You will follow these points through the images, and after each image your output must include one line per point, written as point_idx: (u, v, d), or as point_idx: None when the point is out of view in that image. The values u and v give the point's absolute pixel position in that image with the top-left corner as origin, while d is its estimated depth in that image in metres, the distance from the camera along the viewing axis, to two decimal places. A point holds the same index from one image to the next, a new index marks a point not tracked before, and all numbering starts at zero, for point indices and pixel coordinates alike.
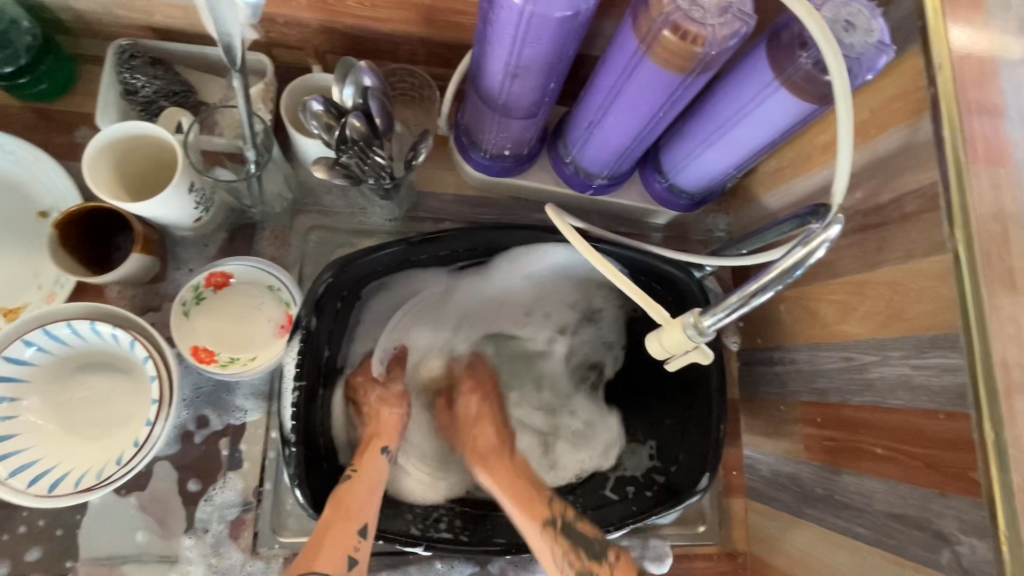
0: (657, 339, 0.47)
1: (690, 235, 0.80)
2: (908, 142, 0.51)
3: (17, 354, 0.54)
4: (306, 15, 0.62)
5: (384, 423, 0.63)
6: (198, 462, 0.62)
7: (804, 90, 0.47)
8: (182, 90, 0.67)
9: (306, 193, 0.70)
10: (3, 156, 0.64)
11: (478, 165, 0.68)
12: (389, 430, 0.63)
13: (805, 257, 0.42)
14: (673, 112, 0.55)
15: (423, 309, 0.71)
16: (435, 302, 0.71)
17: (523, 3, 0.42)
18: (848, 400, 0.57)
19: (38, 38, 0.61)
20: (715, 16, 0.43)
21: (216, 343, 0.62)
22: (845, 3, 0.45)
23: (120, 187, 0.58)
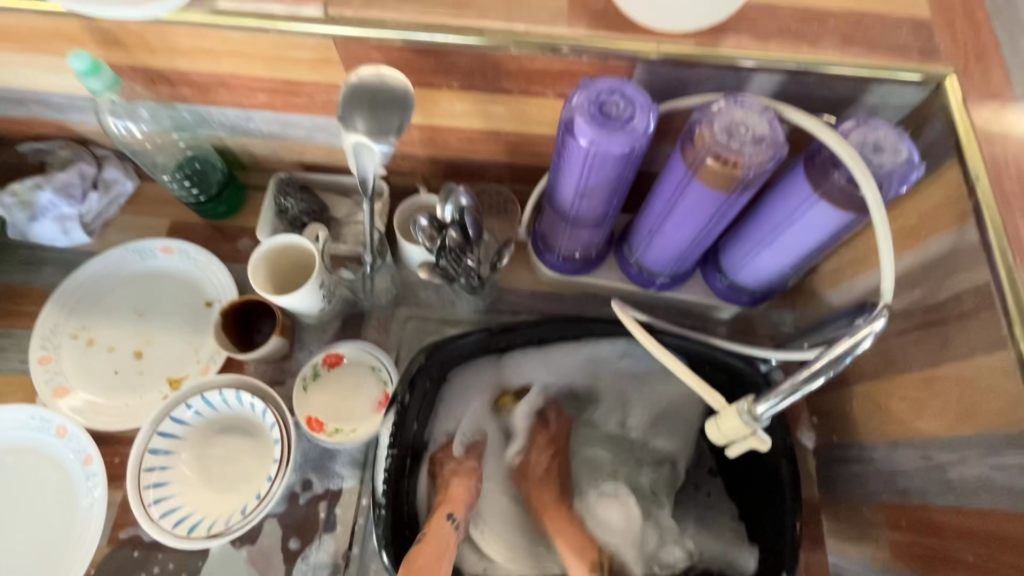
0: (716, 424, 0.51)
1: (756, 329, 0.82)
2: (957, 245, 0.54)
3: (181, 414, 0.67)
4: (419, 150, 0.79)
5: (456, 491, 0.69)
6: (300, 522, 0.71)
7: (842, 202, 0.54)
8: (319, 210, 0.84)
9: (406, 288, 0.83)
10: (187, 260, 0.84)
11: (553, 265, 0.78)
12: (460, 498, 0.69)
13: (853, 346, 0.46)
14: (725, 220, 0.63)
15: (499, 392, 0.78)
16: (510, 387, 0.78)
17: (588, 145, 0.53)
18: (932, 502, 0.55)
19: (226, 176, 0.84)
20: (751, 146, 0.51)
21: (325, 414, 0.73)
22: (871, 129, 0.52)
23: (270, 284, 0.73)
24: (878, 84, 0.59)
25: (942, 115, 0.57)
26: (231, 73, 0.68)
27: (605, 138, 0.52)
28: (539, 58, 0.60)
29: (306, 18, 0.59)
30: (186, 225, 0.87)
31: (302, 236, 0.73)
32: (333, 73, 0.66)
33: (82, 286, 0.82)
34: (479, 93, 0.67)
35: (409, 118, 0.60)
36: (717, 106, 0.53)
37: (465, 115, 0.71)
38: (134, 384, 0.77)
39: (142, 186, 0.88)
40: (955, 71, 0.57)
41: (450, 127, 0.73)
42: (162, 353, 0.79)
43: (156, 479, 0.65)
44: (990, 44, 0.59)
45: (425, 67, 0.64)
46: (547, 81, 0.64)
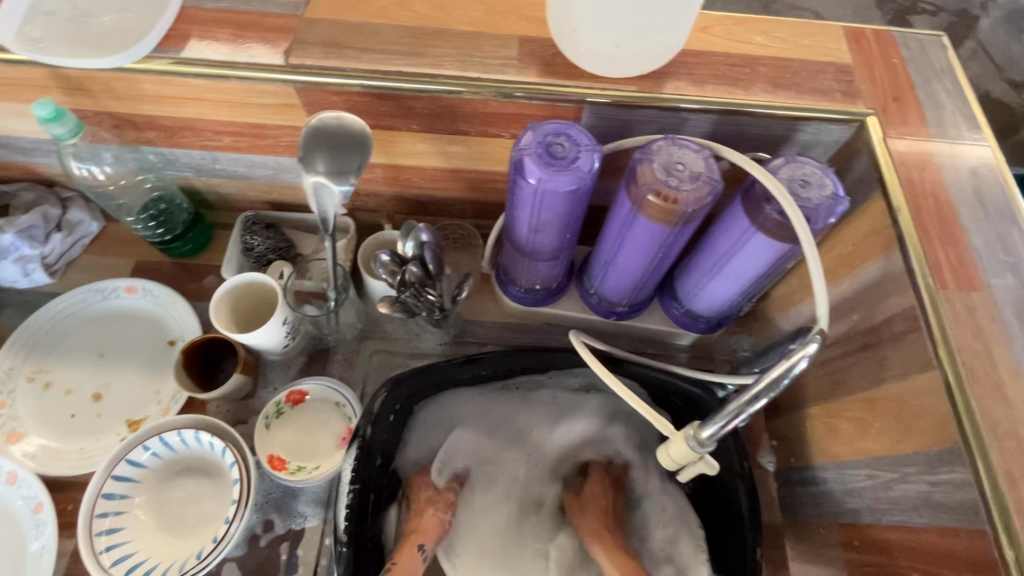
0: (667, 451, 0.52)
1: (715, 355, 0.85)
2: (886, 271, 0.58)
3: (137, 456, 0.66)
4: (383, 188, 0.81)
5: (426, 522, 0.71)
6: (261, 566, 0.69)
7: (777, 234, 0.57)
8: (285, 246, 0.85)
9: (372, 322, 0.84)
10: (151, 299, 0.83)
11: (516, 297, 0.80)
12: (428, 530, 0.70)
13: (789, 368, 0.48)
14: (673, 252, 0.65)
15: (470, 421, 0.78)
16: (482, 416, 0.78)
17: (537, 183, 0.56)
18: (879, 520, 0.57)
19: (192, 216, 0.84)
20: (689, 183, 0.55)
21: (288, 452, 0.73)
22: (799, 166, 0.56)
23: (233, 322, 0.73)
24: (807, 123, 0.64)
25: (866, 152, 0.62)
26: (197, 118, 0.70)
27: (551, 177, 0.55)
28: (492, 102, 0.64)
29: (269, 67, 0.62)
30: (151, 264, 0.87)
31: (264, 274, 0.73)
32: (297, 117, 0.69)
33: (40, 327, 0.81)
34: (438, 134, 0.70)
35: (367, 157, 0.63)
36: (656, 147, 0.56)
37: (426, 155, 0.74)
38: (91, 427, 0.75)
39: (108, 227, 0.88)
40: (875, 112, 0.62)
41: (412, 166, 0.76)
42: (122, 395, 0.78)
43: (109, 525, 0.63)
44: (907, 87, 0.64)
45: (384, 111, 0.66)
46: (502, 123, 0.67)
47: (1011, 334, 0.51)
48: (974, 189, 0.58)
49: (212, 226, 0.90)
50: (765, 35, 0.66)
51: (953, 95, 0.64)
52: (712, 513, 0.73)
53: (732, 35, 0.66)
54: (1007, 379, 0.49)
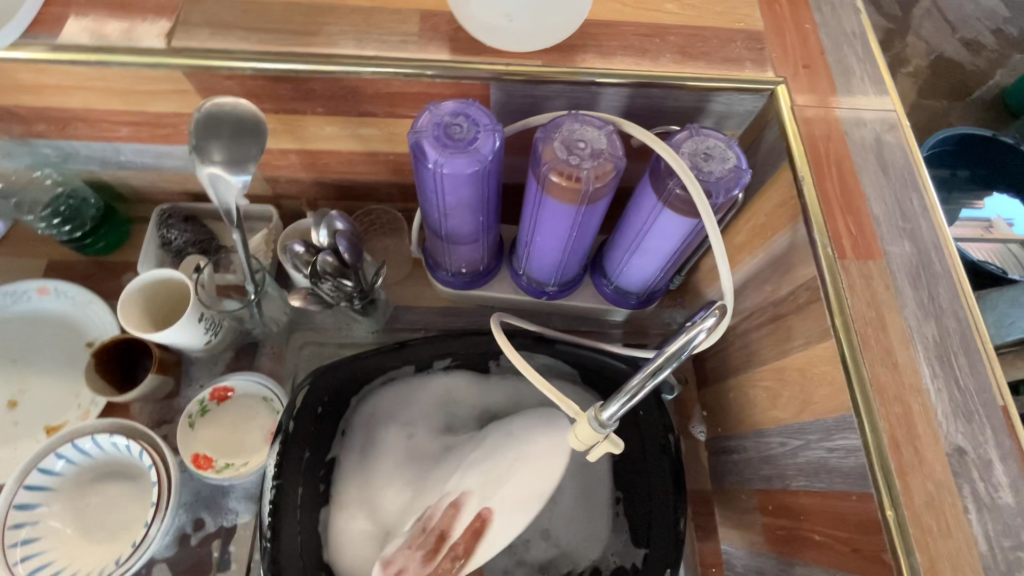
0: (573, 433, 0.52)
1: (649, 329, 0.85)
2: (792, 242, 0.58)
3: (50, 465, 0.64)
4: (302, 174, 0.79)
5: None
6: (192, 565, 0.69)
7: (683, 210, 0.56)
8: (206, 239, 0.83)
9: (300, 314, 0.82)
10: (65, 300, 0.80)
11: (445, 282, 0.79)
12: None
13: (687, 342, 0.49)
14: (589, 230, 0.65)
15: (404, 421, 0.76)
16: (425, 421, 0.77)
17: (435, 167, 0.54)
18: (788, 485, 0.58)
19: (103, 210, 0.80)
20: (589, 161, 0.53)
21: (214, 450, 0.71)
22: (702, 139, 0.55)
23: (146, 320, 0.71)
24: (718, 94, 0.63)
25: (776, 122, 0.61)
26: (86, 107, 0.66)
27: (449, 159, 0.54)
28: (394, 81, 0.61)
29: (151, 51, 0.58)
30: (66, 263, 0.83)
31: (175, 270, 0.70)
32: (192, 103, 0.65)
33: None
34: (346, 117, 0.67)
35: (264, 147, 0.60)
36: (557, 124, 0.55)
37: (338, 139, 0.71)
38: (6, 435, 0.73)
39: (15, 226, 0.84)
40: (785, 80, 0.61)
41: (327, 150, 0.73)
42: (39, 402, 0.75)
43: (25, 535, 0.62)
44: (817, 53, 0.64)
45: (284, 95, 0.64)
46: (409, 103, 0.65)
47: (904, 301, 0.51)
48: (878, 156, 0.58)
49: (127, 220, 0.86)
50: (676, 2, 0.64)
51: (864, 61, 0.64)
52: (636, 475, 0.72)
53: (642, 3, 0.64)
54: (897, 345, 0.50)
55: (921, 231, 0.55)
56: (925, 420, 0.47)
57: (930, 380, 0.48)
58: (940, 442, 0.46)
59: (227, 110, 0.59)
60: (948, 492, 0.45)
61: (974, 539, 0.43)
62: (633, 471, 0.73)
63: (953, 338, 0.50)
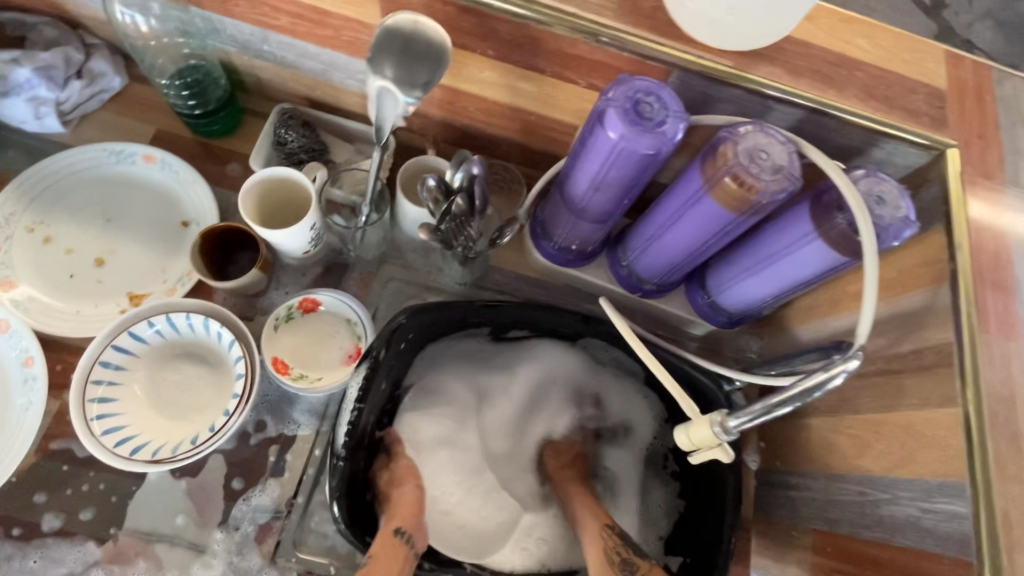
0: (685, 431, 0.53)
1: (723, 350, 0.86)
2: (928, 304, 0.58)
3: (141, 331, 0.64)
4: (434, 111, 0.77)
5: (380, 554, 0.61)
6: (247, 463, 0.69)
7: (838, 245, 0.56)
8: (320, 149, 0.82)
9: (394, 248, 0.82)
10: (169, 173, 0.79)
11: (547, 253, 0.79)
12: (412, 515, 0.65)
13: (824, 381, 0.49)
14: (724, 240, 0.65)
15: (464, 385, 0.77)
16: (482, 379, 0.78)
17: (617, 139, 0.54)
18: (859, 533, 0.59)
19: (228, 94, 0.79)
20: (769, 174, 0.53)
21: (292, 358, 0.71)
22: (878, 182, 0.55)
23: (257, 214, 0.70)
24: (886, 141, 0.62)
25: (937, 183, 0.61)
26: None
27: (635, 136, 0.53)
28: (581, 44, 0.61)
29: None
30: (175, 137, 0.82)
31: (298, 171, 0.69)
32: (368, 12, 0.64)
33: (46, 177, 0.76)
34: (511, 66, 0.66)
35: (441, 72, 0.59)
36: (745, 128, 0.54)
37: (491, 86, 0.70)
38: (89, 292, 0.72)
39: (131, 86, 0.82)
40: (958, 145, 0.61)
41: (473, 94, 0.72)
42: (126, 266, 0.74)
43: (102, 394, 0.61)
44: (992, 127, 0.63)
45: (463, 28, 0.62)
46: (582, 69, 0.64)
47: None
48: None
49: (242, 110, 0.84)
50: (868, 40, 0.63)
51: None
52: (691, 485, 0.74)
53: (836, 31, 0.63)
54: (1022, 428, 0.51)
55: None
56: None
57: None
58: None
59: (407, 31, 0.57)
60: None
61: None
62: (688, 480, 0.74)
63: None
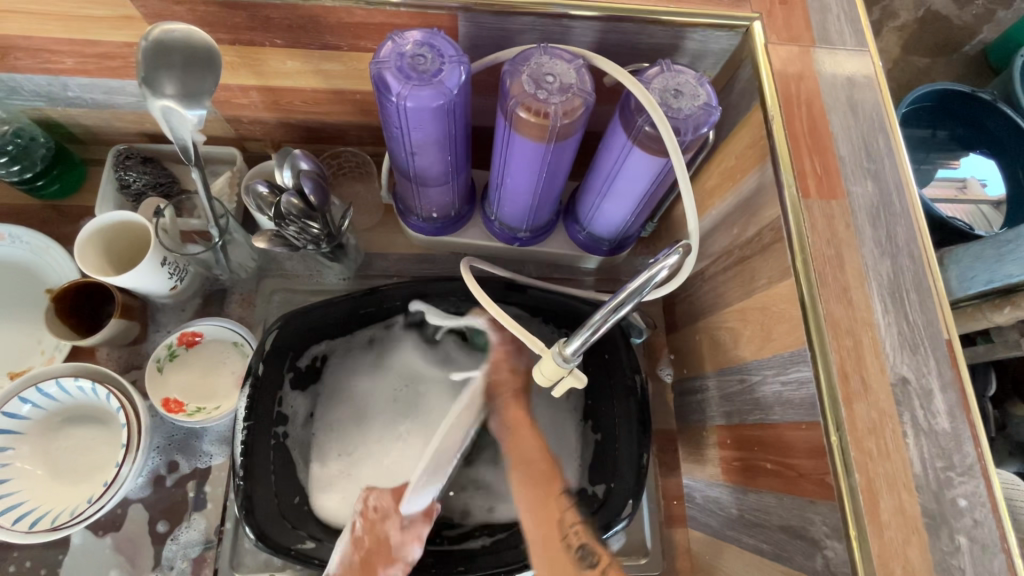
0: (538, 368, 0.53)
1: (621, 276, 0.86)
2: (760, 183, 0.58)
3: (15, 409, 0.63)
4: (266, 115, 0.76)
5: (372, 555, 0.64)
6: (169, 505, 0.70)
7: (652, 148, 0.56)
8: (166, 182, 0.80)
9: (270, 261, 0.81)
10: (20, 245, 0.77)
11: (416, 228, 0.78)
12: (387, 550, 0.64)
13: (649, 279, 0.48)
14: (560, 171, 0.64)
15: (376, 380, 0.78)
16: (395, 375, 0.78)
17: (400, 100, 0.53)
18: (746, 419, 0.60)
19: (53, 150, 0.77)
20: (557, 96, 0.52)
21: (185, 395, 0.71)
22: (673, 75, 0.54)
23: (105, 264, 0.69)
24: (692, 31, 0.61)
25: (750, 61, 0.60)
26: (23, 37, 0.62)
27: (413, 92, 0.52)
28: (357, 11, 0.58)
29: None
30: (21, 207, 0.80)
31: (130, 211, 0.67)
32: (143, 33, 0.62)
33: None
34: (308, 50, 0.64)
35: (217, 58, 0.57)
36: (525, 56, 0.53)
37: (300, 75, 0.67)
38: None
39: None
40: (760, 17, 0.60)
41: (289, 88, 0.70)
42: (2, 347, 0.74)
43: None
44: None
45: (238, 24, 0.60)
46: (373, 36, 0.62)
47: (863, 239, 0.53)
48: (848, 96, 0.58)
49: (82, 162, 0.82)
50: None
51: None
52: (603, 415, 0.76)
53: None
54: (852, 282, 0.51)
55: (884, 171, 0.55)
56: (875, 353, 0.49)
57: (881, 315, 0.50)
58: (886, 372, 0.48)
59: (151, 42, 0.55)
60: (892, 419, 0.47)
61: (911, 461, 0.46)
62: (600, 411, 0.77)
63: (906, 276, 0.52)
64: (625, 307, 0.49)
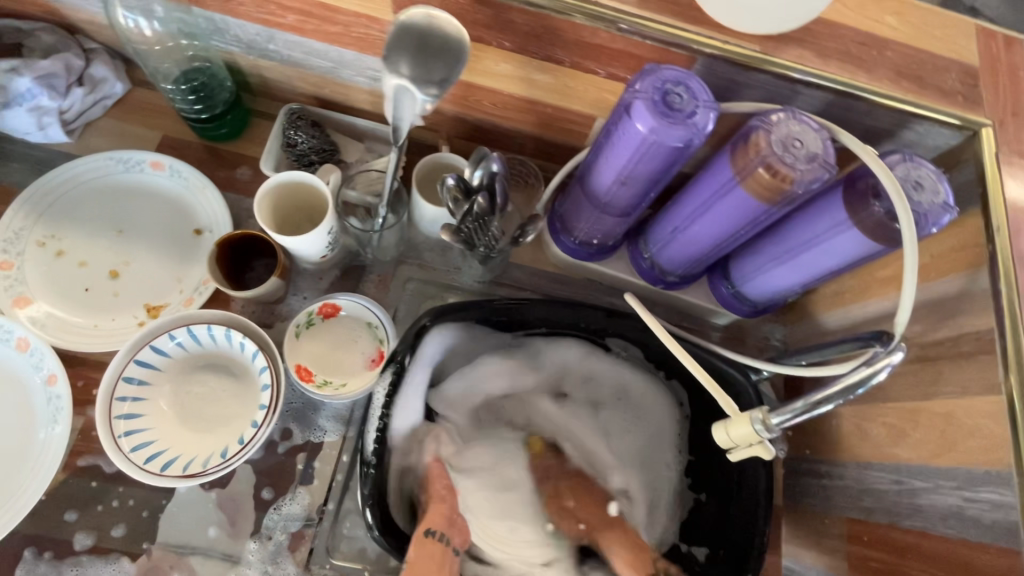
0: (725, 429, 0.52)
1: (747, 339, 0.85)
2: (965, 289, 0.57)
3: (162, 344, 0.63)
4: (446, 107, 0.76)
5: (435, 507, 0.65)
6: (275, 472, 0.68)
7: (873, 232, 0.55)
8: (330, 149, 0.79)
9: (411, 248, 0.81)
10: (178, 180, 0.77)
11: (566, 248, 0.77)
12: (444, 513, 0.65)
13: (868, 376, 0.49)
14: (752, 231, 0.63)
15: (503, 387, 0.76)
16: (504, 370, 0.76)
17: (646, 131, 0.52)
18: (898, 522, 0.59)
19: (234, 97, 0.77)
20: (804, 163, 0.51)
21: (315, 365, 0.70)
22: (915, 167, 0.54)
23: (272, 221, 0.69)
24: (919, 123, 0.61)
25: (972, 165, 0.59)
26: None
27: (665, 128, 0.51)
28: (601, 33, 0.58)
29: None
30: (181, 141, 0.80)
31: (312, 174, 0.67)
32: (377, 7, 0.61)
33: (56, 190, 0.74)
34: (528, 58, 0.64)
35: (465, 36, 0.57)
36: (777, 116, 0.52)
37: (506, 79, 0.67)
38: (106, 305, 0.71)
39: (133, 92, 0.80)
40: (991, 124, 0.59)
41: (486, 88, 0.70)
42: (140, 277, 0.73)
43: (128, 410, 0.61)
44: None
45: (476, 20, 0.60)
46: (600, 59, 0.62)
47: None
48: None
49: (249, 112, 0.82)
50: (897, 17, 0.61)
51: None
52: (711, 479, 0.75)
53: (864, 9, 0.61)
54: None
55: None
56: None
57: None
58: None
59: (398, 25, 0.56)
60: None
61: None
62: (710, 474, 0.75)
63: None
64: (833, 398, 0.49)
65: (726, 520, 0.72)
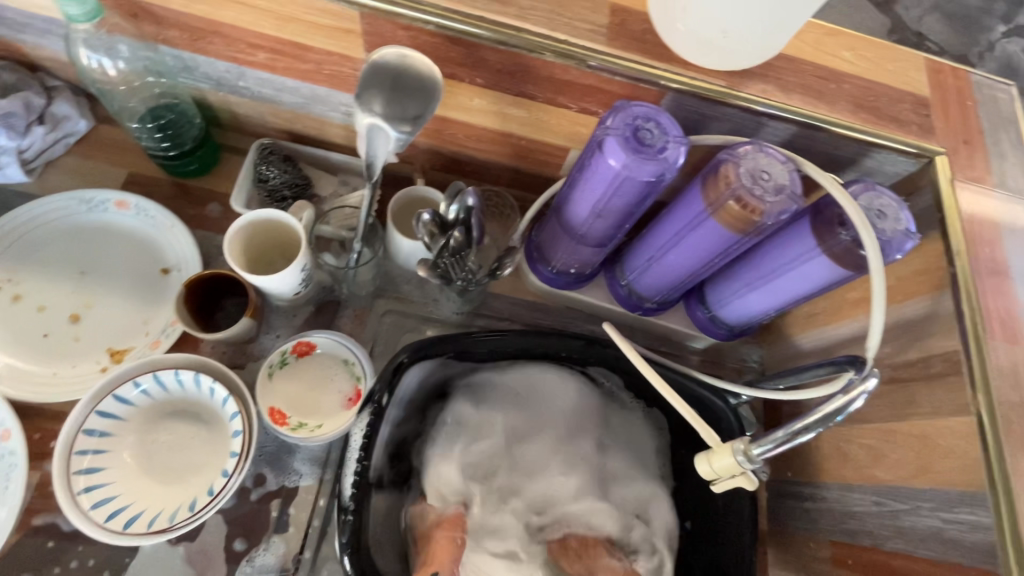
0: (708, 461, 0.52)
1: (725, 362, 0.85)
2: (931, 311, 0.59)
3: (126, 393, 0.60)
4: (421, 140, 0.76)
5: (440, 549, 0.64)
6: (248, 520, 0.65)
7: (841, 259, 0.57)
8: (303, 184, 0.78)
9: (388, 282, 0.80)
10: (145, 219, 0.74)
11: (545, 277, 0.77)
12: (449, 556, 0.64)
13: (846, 404, 0.49)
14: (725, 260, 0.64)
15: (487, 410, 0.73)
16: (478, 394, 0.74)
17: (618, 167, 0.53)
18: (881, 545, 0.59)
19: (204, 133, 0.76)
20: (772, 195, 0.53)
21: (289, 406, 0.68)
22: (876, 195, 0.55)
23: (243, 260, 0.67)
24: (878, 152, 0.63)
25: (930, 190, 0.62)
26: (230, 25, 0.61)
27: (636, 164, 0.52)
28: (572, 70, 0.59)
29: None
30: (148, 179, 0.78)
31: (284, 211, 0.66)
32: (349, 45, 0.61)
33: (13, 233, 0.71)
34: (502, 94, 0.64)
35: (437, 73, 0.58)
36: (744, 150, 0.54)
37: (480, 113, 0.68)
38: (66, 351, 0.68)
39: (97, 128, 0.78)
40: (945, 152, 0.62)
41: (461, 122, 0.70)
42: (104, 320, 0.70)
43: (88, 464, 0.58)
44: (976, 132, 0.65)
45: (448, 58, 0.61)
46: (572, 94, 0.63)
47: None
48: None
49: (220, 148, 0.80)
50: (852, 52, 0.64)
51: (1016, 148, 0.65)
52: (694, 507, 0.75)
53: (821, 45, 0.63)
54: None
55: None
56: None
57: None
58: None
59: (369, 65, 0.56)
60: None
61: None
62: (694, 502, 0.75)
63: None
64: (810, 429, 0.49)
65: (712, 549, 0.71)
